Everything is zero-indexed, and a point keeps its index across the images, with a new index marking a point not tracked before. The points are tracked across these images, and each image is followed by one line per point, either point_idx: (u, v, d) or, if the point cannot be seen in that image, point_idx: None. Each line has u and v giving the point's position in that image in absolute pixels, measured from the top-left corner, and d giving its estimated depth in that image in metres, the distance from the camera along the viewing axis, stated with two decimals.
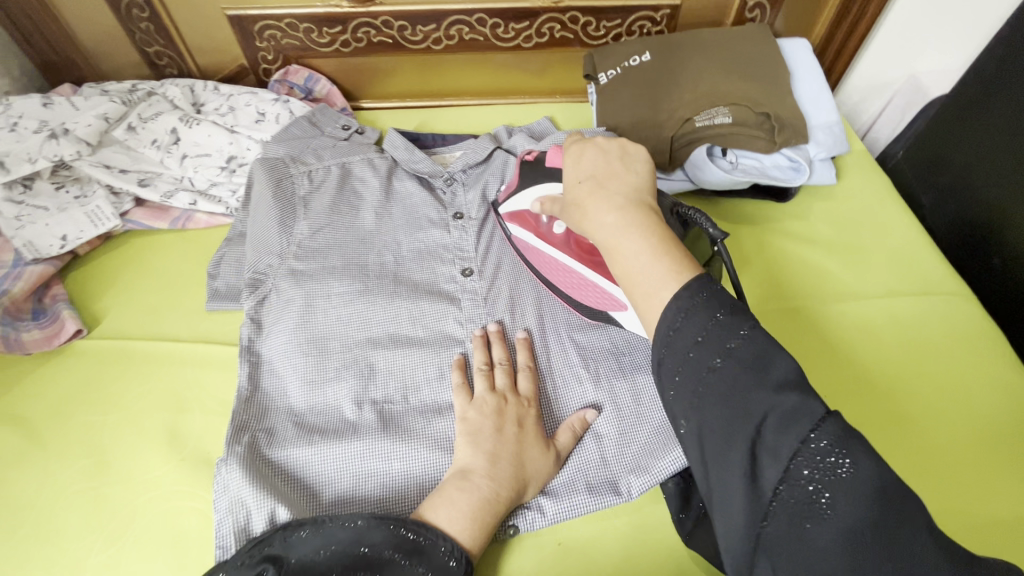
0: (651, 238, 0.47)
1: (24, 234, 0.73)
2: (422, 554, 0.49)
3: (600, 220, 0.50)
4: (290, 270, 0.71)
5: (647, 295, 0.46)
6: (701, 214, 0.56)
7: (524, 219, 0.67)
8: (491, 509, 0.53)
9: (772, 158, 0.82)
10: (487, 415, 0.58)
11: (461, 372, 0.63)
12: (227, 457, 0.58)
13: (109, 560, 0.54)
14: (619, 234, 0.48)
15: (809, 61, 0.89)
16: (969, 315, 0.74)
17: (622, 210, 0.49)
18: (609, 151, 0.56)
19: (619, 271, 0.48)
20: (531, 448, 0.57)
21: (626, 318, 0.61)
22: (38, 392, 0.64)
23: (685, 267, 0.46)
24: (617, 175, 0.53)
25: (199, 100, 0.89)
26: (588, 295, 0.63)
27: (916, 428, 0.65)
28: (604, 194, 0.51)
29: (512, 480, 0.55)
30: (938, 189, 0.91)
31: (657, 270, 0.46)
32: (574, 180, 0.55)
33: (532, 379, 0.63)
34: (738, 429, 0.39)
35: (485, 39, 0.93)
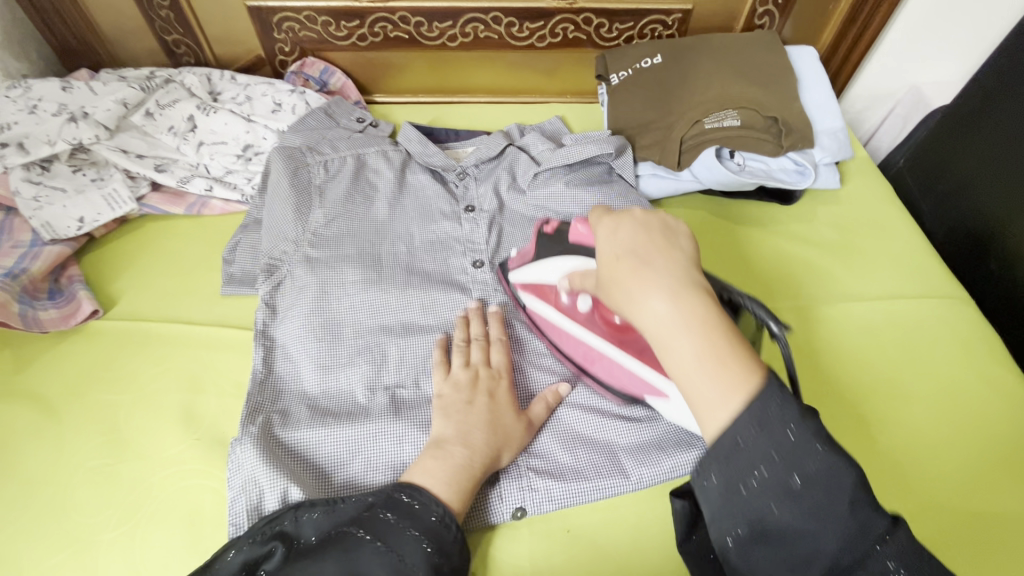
0: (715, 341, 0.38)
1: (42, 215, 0.74)
2: (413, 516, 0.49)
3: (649, 311, 0.40)
4: (305, 257, 0.73)
5: (709, 409, 0.37)
6: (754, 299, 0.47)
7: (545, 292, 0.64)
8: (468, 475, 0.53)
9: (778, 162, 0.85)
10: (461, 387, 0.60)
11: (442, 350, 0.65)
12: (242, 437, 0.58)
13: (122, 535, 0.55)
14: (672, 332, 0.39)
15: (816, 68, 0.91)
16: (967, 319, 0.76)
17: (676, 299, 0.39)
18: (645, 218, 0.45)
19: (673, 375, 0.39)
20: (503, 415, 0.58)
21: (666, 406, 0.56)
22: (54, 370, 0.65)
23: (756, 377, 0.37)
24: (662, 247, 0.43)
25: (216, 89, 0.90)
26: (619, 378, 0.59)
27: (915, 427, 0.67)
28: (650, 274, 0.41)
29: (489, 446, 0.56)
30: (939, 196, 0.93)
31: (722, 385, 0.37)
32: (608, 254, 0.44)
33: (505, 351, 0.65)
34: (794, 510, 0.36)
35: (500, 37, 0.95)
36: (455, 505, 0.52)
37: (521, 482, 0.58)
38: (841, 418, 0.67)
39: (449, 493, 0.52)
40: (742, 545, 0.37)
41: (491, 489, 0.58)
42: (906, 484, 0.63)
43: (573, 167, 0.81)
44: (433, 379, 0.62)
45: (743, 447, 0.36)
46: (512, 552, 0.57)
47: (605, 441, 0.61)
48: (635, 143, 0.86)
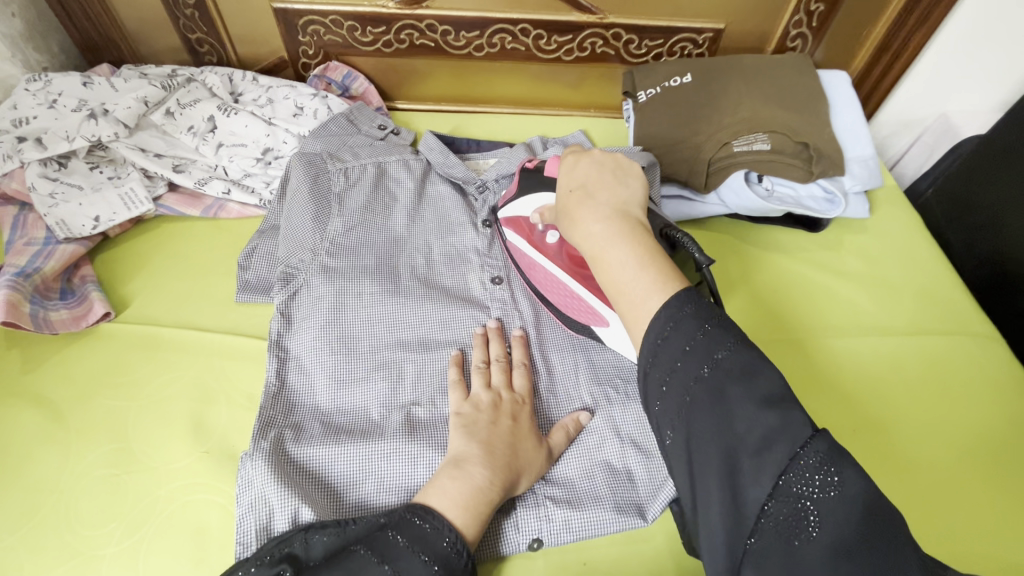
0: (638, 251, 0.46)
1: (58, 213, 0.73)
2: (426, 541, 0.47)
3: (587, 231, 0.48)
4: (322, 266, 0.71)
5: (634, 306, 0.44)
6: (688, 236, 0.53)
7: (519, 225, 0.69)
8: (483, 499, 0.51)
9: (808, 188, 0.83)
10: (482, 409, 0.58)
11: (458, 369, 0.63)
12: (253, 452, 0.56)
13: (127, 550, 0.53)
14: (605, 244, 0.46)
15: (848, 93, 0.89)
16: (996, 358, 0.74)
17: (609, 220, 0.47)
18: (602, 160, 0.53)
19: (605, 279, 0.46)
20: (525, 442, 0.56)
21: (607, 333, 0.61)
22: (64, 373, 0.64)
23: (671, 282, 0.44)
24: (609, 185, 0.50)
25: (237, 89, 0.89)
26: (572, 307, 0.63)
27: (940, 468, 0.65)
28: (593, 204, 0.49)
29: (512, 472, 0.54)
30: (968, 229, 0.91)
31: (644, 281, 0.44)
32: (564, 188, 0.52)
33: (526, 376, 0.63)
34: (712, 425, 0.39)
35: (527, 49, 0.94)
36: (469, 531, 0.49)
37: (538, 510, 0.56)
38: (863, 453, 0.66)
39: (461, 517, 0.50)
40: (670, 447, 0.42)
41: (506, 517, 0.55)
42: (930, 526, 0.61)
43: None
44: (451, 398, 0.61)
45: (660, 337, 0.42)
46: None
47: (624, 467, 0.59)
48: (661, 162, 0.85)
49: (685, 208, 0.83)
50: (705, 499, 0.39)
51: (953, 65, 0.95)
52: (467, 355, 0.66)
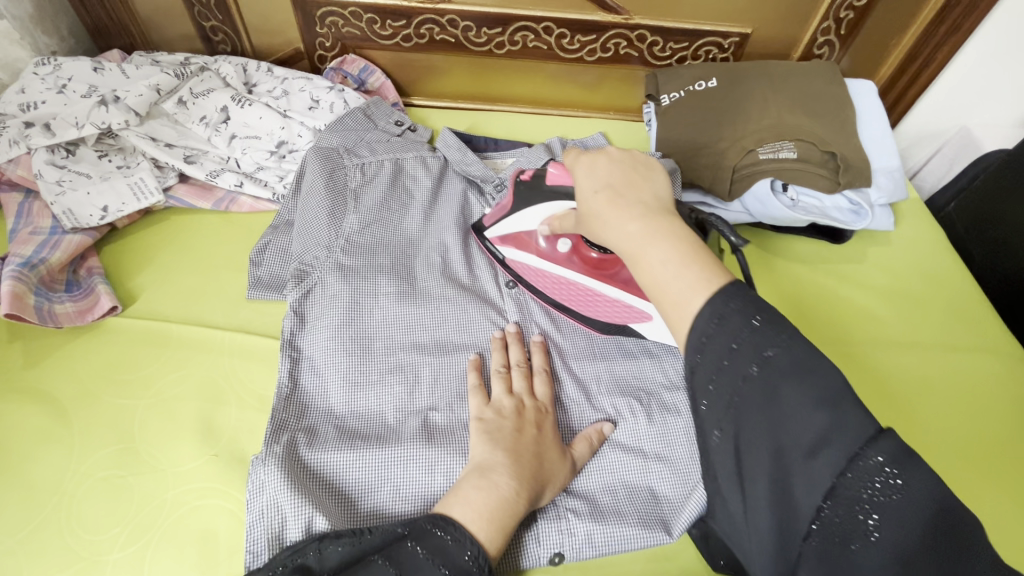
0: (680, 246, 0.41)
1: (64, 202, 0.70)
2: (447, 555, 0.45)
3: (622, 231, 0.42)
4: (337, 264, 0.69)
5: (679, 306, 0.39)
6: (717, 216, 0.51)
7: (526, 242, 0.69)
8: (508, 512, 0.49)
9: (834, 199, 0.81)
10: (505, 416, 0.56)
11: (477, 375, 0.61)
12: (265, 457, 0.54)
13: (132, 557, 0.51)
14: (644, 245, 0.41)
15: (875, 103, 0.87)
16: (1021, 377, 0.73)
17: (646, 219, 0.42)
18: (622, 158, 0.48)
19: (645, 282, 0.41)
20: (550, 452, 0.54)
21: (647, 328, 0.63)
22: (68, 368, 0.62)
23: (714, 272, 0.39)
24: (637, 184, 0.46)
25: (251, 80, 0.86)
26: (602, 308, 0.66)
27: (968, 489, 0.63)
28: (624, 203, 0.44)
29: (536, 484, 0.52)
30: (990, 244, 0.90)
31: (687, 279, 0.39)
32: (586, 190, 0.47)
33: (548, 383, 0.61)
34: (761, 418, 0.35)
35: (549, 48, 0.92)
36: (492, 545, 0.47)
37: (559, 523, 0.54)
38: None
39: (485, 531, 0.48)
40: (719, 447, 0.37)
41: (527, 530, 0.53)
42: None
43: None
44: (470, 404, 0.59)
45: (704, 336, 0.37)
46: None
47: (645, 482, 0.58)
48: (683, 167, 0.83)
49: (711, 215, 0.81)
50: (751, 506, 0.36)
51: (979, 78, 0.94)
52: (485, 359, 0.64)
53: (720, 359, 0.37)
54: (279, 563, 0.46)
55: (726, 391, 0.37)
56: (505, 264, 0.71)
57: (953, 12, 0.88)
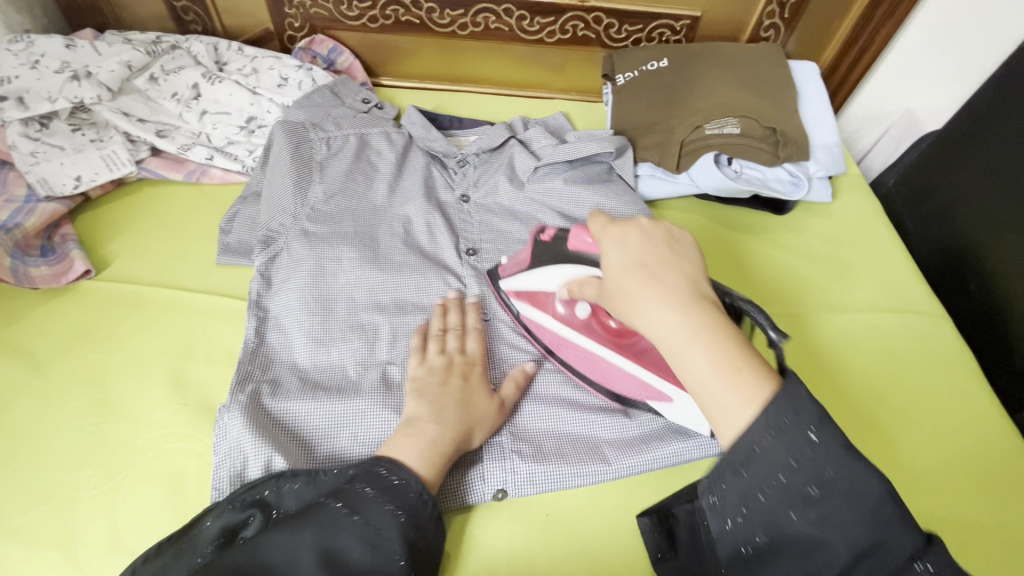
0: (724, 346, 0.40)
1: (39, 171, 0.73)
2: (394, 492, 0.49)
3: (659, 321, 0.42)
4: (302, 231, 0.73)
5: (725, 415, 0.39)
6: (759, 309, 0.48)
7: (542, 301, 0.65)
8: (437, 451, 0.54)
9: (774, 171, 0.86)
10: (435, 372, 0.61)
11: (421, 338, 0.64)
12: (230, 405, 0.59)
13: (104, 494, 0.55)
14: (685, 341, 0.41)
15: (816, 83, 0.93)
16: (945, 336, 0.78)
17: (685, 311, 0.42)
18: (653, 233, 0.47)
19: (687, 378, 0.41)
20: (475, 396, 0.59)
21: (667, 408, 0.59)
22: (44, 327, 0.65)
23: (768, 381, 0.39)
24: (672, 264, 0.45)
25: (222, 58, 0.89)
26: (619, 381, 0.61)
27: (901, 440, 0.69)
28: (661, 287, 0.43)
29: (461, 424, 0.56)
30: (923, 215, 0.95)
31: (739, 386, 0.39)
32: (617, 267, 0.46)
33: (479, 339, 0.66)
34: (816, 530, 0.37)
35: (510, 30, 0.96)
36: (428, 475, 0.52)
37: (503, 462, 0.59)
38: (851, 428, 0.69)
39: (423, 466, 0.52)
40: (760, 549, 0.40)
41: (472, 470, 0.59)
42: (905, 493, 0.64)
43: (573, 164, 0.82)
44: (408, 363, 0.63)
45: (756, 445, 0.38)
46: (490, 533, 0.58)
47: (590, 432, 0.62)
48: (636, 143, 0.88)
49: (658, 187, 0.86)
50: None
51: (915, 61, 1.00)
52: (429, 325, 0.68)
53: (774, 475, 0.38)
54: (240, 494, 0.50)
55: (777, 503, 0.38)
56: (521, 319, 0.68)
57: None
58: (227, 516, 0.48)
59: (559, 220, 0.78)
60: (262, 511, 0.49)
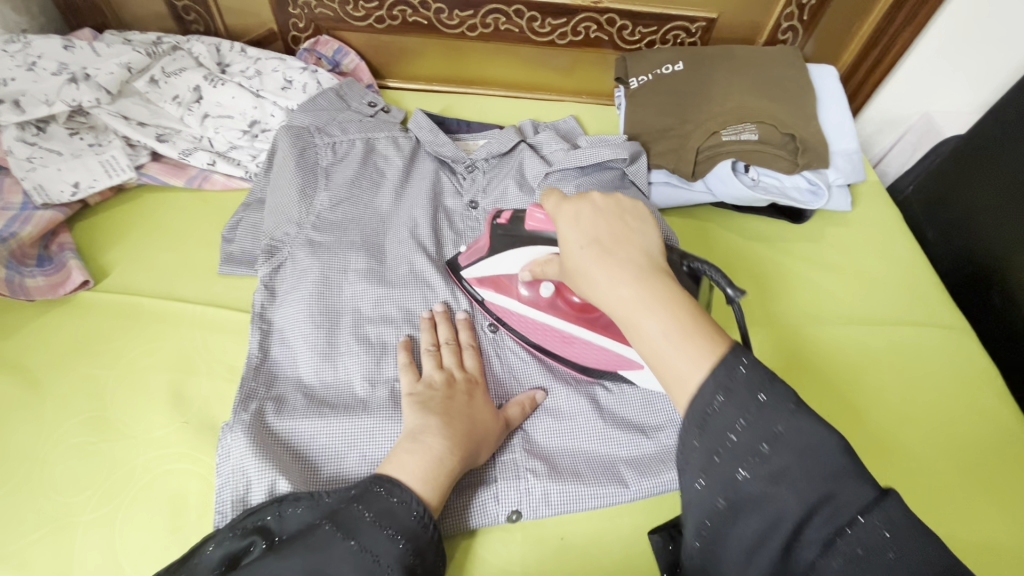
0: (675, 313, 0.40)
1: (35, 177, 0.71)
2: (393, 515, 0.47)
3: (615, 295, 0.41)
4: (307, 240, 0.70)
5: (678, 379, 0.39)
6: (715, 268, 0.48)
7: (506, 286, 0.65)
8: (443, 471, 0.51)
9: (793, 179, 0.84)
10: (436, 386, 0.59)
11: (408, 353, 0.62)
12: (233, 424, 0.56)
13: (102, 517, 0.53)
14: (638, 313, 0.40)
15: (835, 87, 0.91)
16: (968, 350, 0.76)
17: (639, 282, 0.41)
18: (605, 206, 0.46)
19: (643, 352, 0.40)
20: (480, 412, 0.57)
21: (638, 375, 0.60)
22: (42, 341, 0.63)
23: (721, 344, 0.39)
24: (626, 236, 0.44)
25: (224, 60, 0.87)
26: (587, 355, 0.62)
27: (925, 459, 0.67)
28: (614, 261, 0.42)
29: (468, 441, 0.54)
30: (944, 224, 0.93)
31: (691, 351, 0.38)
32: (571, 244, 0.45)
33: (477, 357, 0.64)
34: (775, 489, 0.36)
35: (520, 31, 0.93)
36: (429, 497, 0.50)
37: (518, 483, 0.57)
38: (874, 449, 0.67)
39: (425, 489, 0.50)
40: (718, 517, 0.37)
41: (484, 490, 0.57)
42: (930, 514, 0.63)
43: (585, 170, 0.80)
44: (402, 380, 0.60)
45: (708, 407, 0.37)
46: (502, 556, 0.55)
47: (606, 453, 0.60)
48: (650, 150, 0.86)
49: (673, 196, 0.84)
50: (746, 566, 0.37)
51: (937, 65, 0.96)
52: (416, 340, 0.65)
53: (724, 434, 0.37)
54: (236, 520, 0.49)
55: (731, 462, 0.37)
56: (485, 305, 0.67)
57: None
58: (223, 542, 0.47)
59: None
60: (262, 535, 0.47)
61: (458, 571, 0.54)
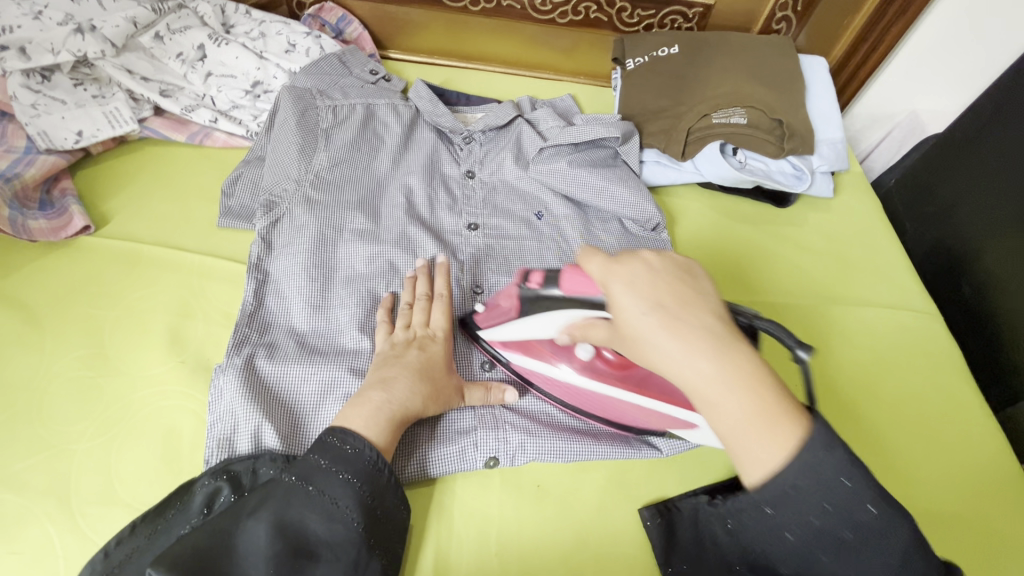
0: (754, 391, 0.40)
1: (39, 124, 0.72)
2: (347, 461, 0.49)
3: (693, 371, 0.41)
4: (305, 197, 0.72)
5: (760, 460, 0.39)
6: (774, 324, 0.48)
7: (535, 347, 0.60)
8: (384, 416, 0.53)
9: (778, 163, 0.87)
10: (396, 347, 0.60)
11: (387, 311, 0.64)
12: (226, 367, 0.59)
13: (97, 447, 0.55)
14: (717, 391, 0.40)
15: (824, 78, 0.94)
16: (934, 334, 0.79)
17: (718, 357, 0.41)
18: (661, 268, 0.46)
19: (722, 430, 0.40)
20: (435, 368, 0.58)
21: (692, 434, 0.58)
22: (42, 281, 0.65)
23: (802, 423, 0.39)
24: (690, 301, 0.44)
25: (228, 21, 0.87)
26: (632, 415, 0.59)
27: (893, 440, 0.69)
28: (685, 330, 0.42)
29: (413, 395, 0.55)
30: (922, 217, 0.96)
31: (779, 435, 0.39)
32: (633, 309, 0.44)
33: (445, 311, 0.64)
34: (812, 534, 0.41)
35: (522, 9, 0.95)
36: (380, 440, 0.52)
37: (496, 432, 0.60)
38: (845, 428, 0.70)
39: (375, 432, 0.52)
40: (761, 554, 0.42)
41: (459, 441, 0.59)
42: (898, 492, 0.65)
43: (578, 148, 0.81)
44: (376, 337, 0.62)
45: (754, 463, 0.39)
46: (478, 499, 0.58)
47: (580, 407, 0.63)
48: (643, 130, 0.89)
49: (663, 175, 0.86)
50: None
51: (922, 65, 0.99)
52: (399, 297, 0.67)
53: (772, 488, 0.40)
54: (219, 465, 0.52)
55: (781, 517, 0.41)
56: (509, 367, 0.63)
57: None
58: (204, 484, 0.51)
59: (560, 202, 0.78)
60: (230, 482, 0.51)
61: (435, 513, 0.57)
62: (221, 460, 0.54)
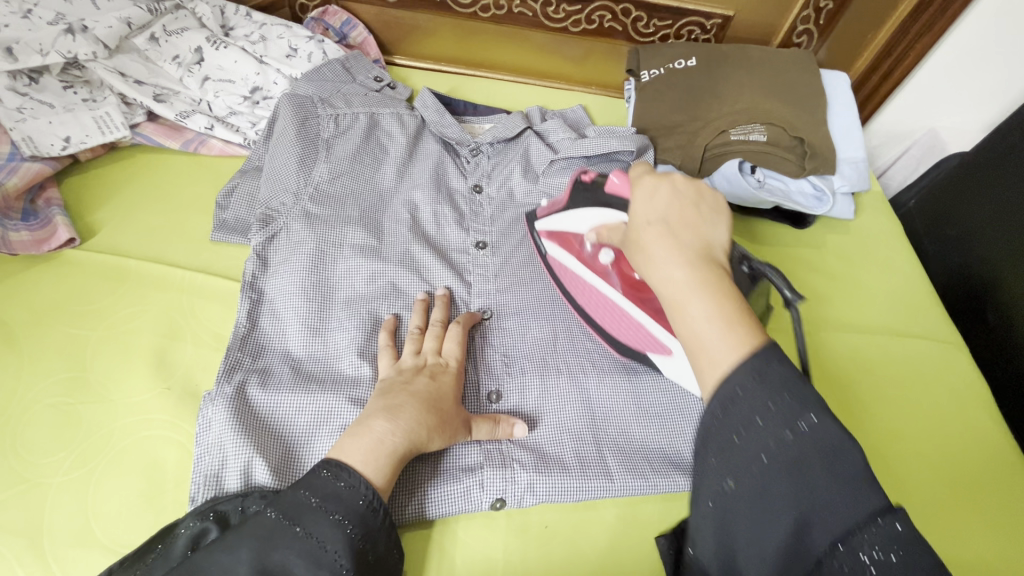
0: (725, 306, 0.39)
1: (24, 129, 0.69)
2: (339, 499, 0.46)
3: (668, 275, 0.41)
4: (304, 211, 0.68)
5: (709, 363, 0.39)
6: (773, 268, 0.51)
7: (571, 245, 0.62)
8: (385, 451, 0.49)
9: (798, 183, 0.83)
10: (403, 374, 0.57)
11: (389, 335, 0.61)
12: (215, 395, 0.55)
13: (75, 481, 0.51)
14: (687, 294, 0.40)
15: (846, 94, 0.90)
16: (958, 364, 0.76)
17: (695, 267, 0.41)
18: (684, 191, 0.46)
19: (682, 334, 0.40)
20: (442, 399, 0.55)
21: (665, 361, 0.57)
22: (22, 298, 0.61)
23: (762, 338, 0.39)
24: (693, 222, 0.44)
25: (228, 23, 0.84)
26: (624, 330, 0.59)
27: (916, 478, 0.66)
28: (678, 243, 0.42)
29: (418, 426, 0.52)
30: (944, 239, 0.93)
31: (730, 341, 0.38)
32: (641, 218, 0.45)
33: (462, 344, 0.61)
34: None
35: (534, 16, 0.92)
36: (379, 479, 0.48)
37: (503, 470, 0.56)
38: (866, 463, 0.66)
39: (374, 470, 0.48)
40: None
41: (465, 479, 0.56)
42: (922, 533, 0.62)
43: (590, 162, 0.78)
44: (378, 364, 0.59)
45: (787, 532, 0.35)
46: (482, 541, 0.55)
47: (594, 438, 0.59)
48: (657, 145, 0.85)
49: None
50: None
51: (945, 84, 0.96)
52: (402, 321, 0.64)
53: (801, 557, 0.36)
54: (205, 506, 0.48)
55: None
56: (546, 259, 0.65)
57: (923, 14, 0.90)
58: (188, 526, 0.47)
59: None
60: (218, 523, 0.47)
61: (436, 556, 0.54)
62: (208, 499, 0.50)
